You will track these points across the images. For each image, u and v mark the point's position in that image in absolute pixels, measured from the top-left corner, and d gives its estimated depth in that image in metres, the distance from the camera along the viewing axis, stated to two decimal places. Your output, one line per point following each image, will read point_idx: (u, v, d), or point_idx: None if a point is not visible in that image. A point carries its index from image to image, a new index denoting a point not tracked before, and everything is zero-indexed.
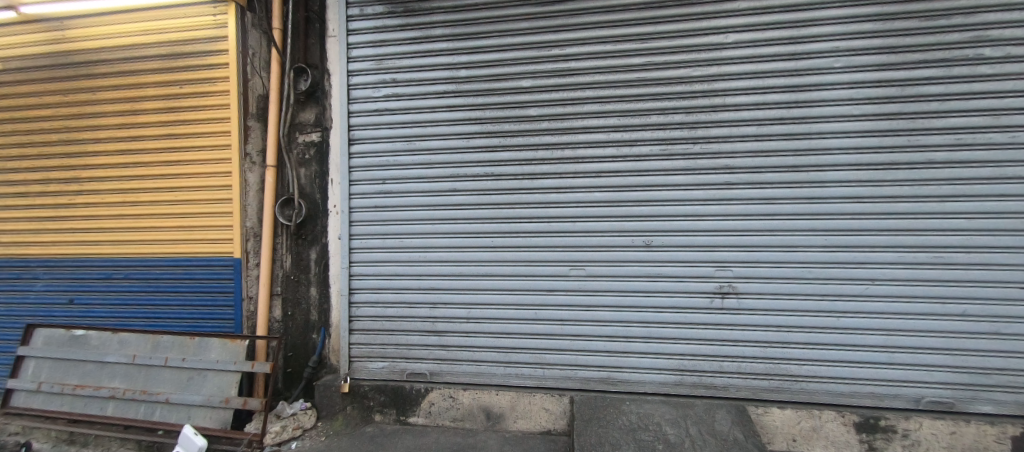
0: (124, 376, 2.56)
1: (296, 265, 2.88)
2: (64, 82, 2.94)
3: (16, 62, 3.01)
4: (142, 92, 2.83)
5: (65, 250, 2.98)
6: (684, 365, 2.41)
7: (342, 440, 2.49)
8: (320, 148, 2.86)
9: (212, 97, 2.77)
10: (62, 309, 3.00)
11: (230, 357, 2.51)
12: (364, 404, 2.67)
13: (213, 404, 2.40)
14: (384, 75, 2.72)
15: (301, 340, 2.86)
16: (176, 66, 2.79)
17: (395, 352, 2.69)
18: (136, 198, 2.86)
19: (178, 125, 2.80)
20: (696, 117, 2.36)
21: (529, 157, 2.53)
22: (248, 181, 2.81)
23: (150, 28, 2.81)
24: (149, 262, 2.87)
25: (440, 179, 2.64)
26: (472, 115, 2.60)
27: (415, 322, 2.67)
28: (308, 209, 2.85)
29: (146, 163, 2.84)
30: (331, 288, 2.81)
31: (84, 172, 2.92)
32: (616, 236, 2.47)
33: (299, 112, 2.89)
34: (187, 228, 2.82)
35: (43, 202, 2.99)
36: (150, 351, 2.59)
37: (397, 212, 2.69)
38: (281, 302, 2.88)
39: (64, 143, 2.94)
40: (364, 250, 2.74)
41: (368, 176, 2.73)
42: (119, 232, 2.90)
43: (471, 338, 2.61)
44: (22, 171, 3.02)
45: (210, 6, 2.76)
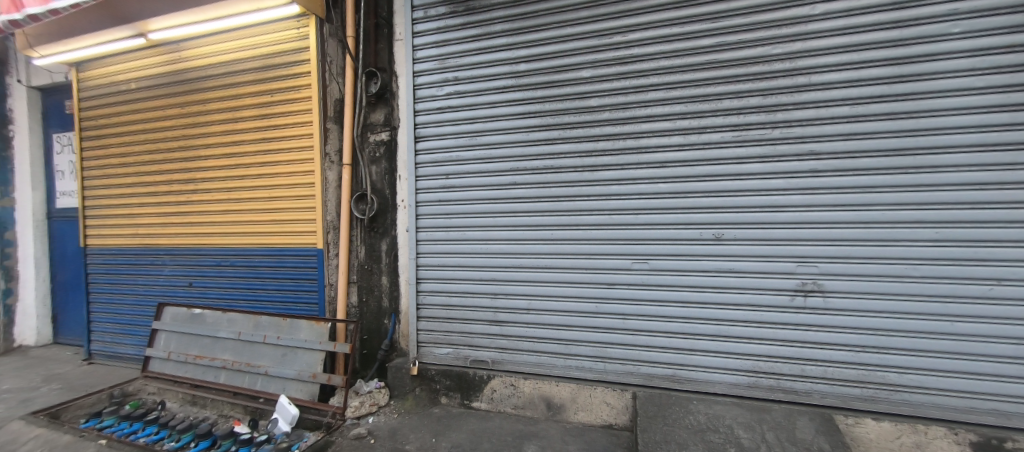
0: (232, 350, 2.96)
1: (369, 256, 3.11)
2: (180, 97, 3.42)
3: (144, 80, 3.55)
4: (241, 102, 3.21)
5: (185, 240, 3.49)
6: (759, 367, 2.26)
7: (412, 418, 2.67)
8: (389, 146, 3.04)
9: (297, 102, 3.07)
10: (184, 291, 3.53)
11: (316, 337, 2.79)
12: (431, 387, 2.85)
13: (303, 378, 2.70)
14: (447, 73, 2.83)
15: (375, 325, 3.09)
16: (268, 77, 3.13)
17: (459, 340, 2.82)
18: (238, 195, 3.27)
19: (270, 130, 3.14)
20: (776, 99, 2.17)
21: (589, 149, 2.50)
22: (328, 179, 3.08)
23: (246, 45, 3.17)
24: (249, 251, 3.27)
25: (500, 173, 2.70)
26: (531, 108, 2.62)
27: (477, 312, 2.77)
28: (380, 204, 3.06)
29: (245, 164, 3.22)
30: (401, 277, 3.01)
31: (198, 173, 3.39)
32: (683, 229, 2.37)
33: (370, 113, 3.10)
34: (279, 222, 3.17)
35: (168, 200, 3.52)
36: (252, 329, 2.96)
37: (460, 205, 2.80)
38: (357, 289, 3.14)
39: (182, 149, 3.43)
40: (430, 242, 2.89)
41: (434, 171, 2.87)
42: (226, 225, 3.34)
43: (531, 328, 2.66)
44: (152, 174, 3.57)
45: (294, 20, 3.05)
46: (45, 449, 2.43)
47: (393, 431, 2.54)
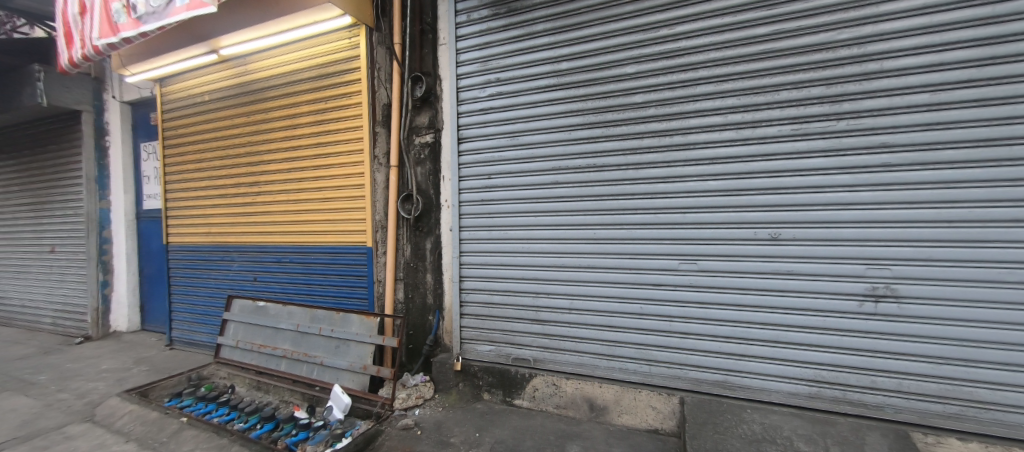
0: (291, 340, 3.18)
1: (415, 254, 3.23)
2: (246, 106, 3.72)
3: (215, 92, 3.90)
4: (298, 109, 3.44)
5: (250, 238, 3.80)
6: (821, 376, 2.11)
7: (456, 412, 2.74)
8: (434, 148, 3.14)
9: (349, 108, 3.24)
10: (249, 285, 3.84)
11: (366, 330, 2.93)
12: (474, 383, 2.91)
13: (354, 369, 2.84)
14: (489, 75, 2.87)
15: (420, 321, 3.21)
16: (322, 85, 3.33)
17: (501, 337, 2.86)
18: (296, 196, 3.51)
19: (325, 135, 3.34)
20: (841, 88, 2.02)
21: (634, 146, 2.44)
22: (376, 180, 3.23)
23: (303, 56, 3.40)
24: (306, 249, 3.51)
25: (542, 172, 2.70)
26: (573, 107, 2.60)
27: (519, 310, 2.80)
28: (425, 204, 3.17)
29: (302, 167, 3.46)
30: (444, 275, 3.10)
31: (261, 177, 3.68)
32: (735, 228, 2.25)
33: (415, 117, 3.21)
34: (332, 222, 3.37)
35: (236, 201, 3.85)
36: (309, 322, 3.17)
37: (502, 205, 2.84)
38: (403, 286, 3.27)
39: (248, 154, 3.74)
40: (473, 241, 2.95)
41: (476, 171, 2.93)
42: (285, 224, 3.60)
43: (573, 328, 2.65)
44: (222, 177, 3.92)
45: (346, 31, 3.23)
46: (136, 423, 2.73)
47: (438, 424, 2.62)
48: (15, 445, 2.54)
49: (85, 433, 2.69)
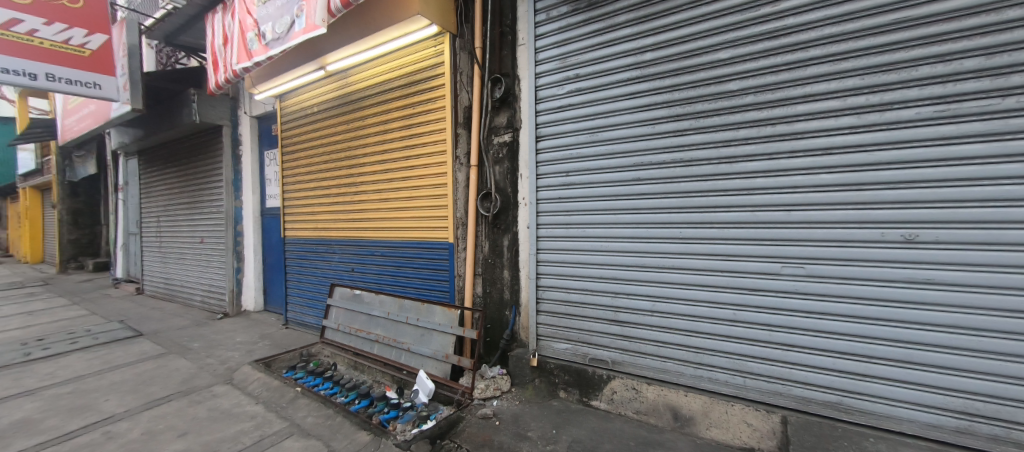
0: (383, 326, 3.50)
1: (493, 251, 3.32)
2: (347, 115, 4.16)
3: (323, 104, 4.42)
4: (390, 116, 3.75)
5: (349, 233, 4.25)
6: (974, 408, 1.75)
7: (533, 407, 2.77)
8: (512, 146, 3.19)
9: (434, 112, 3.45)
10: (348, 275, 4.29)
11: (448, 321, 3.11)
12: (550, 380, 2.91)
13: (437, 357, 3.03)
14: (568, 71, 2.86)
15: (497, 315, 3.29)
16: (410, 92, 3.60)
17: (578, 336, 2.83)
18: (387, 195, 3.84)
19: (412, 138, 3.60)
20: (1007, 57, 1.67)
21: (728, 138, 2.25)
22: (457, 179, 3.40)
23: (395, 66, 3.71)
24: (395, 243, 3.82)
25: (623, 168, 2.62)
26: (658, 98, 2.47)
27: (597, 310, 2.74)
28: (503, 202, 3.24)
29: (393, 168, 3.77)
30: (522, 271, 3.15)
31: (358, 177, 4.09)
32: (855, 228, 1.96)
33: (494, 117, 3.27)
34: (419, 218, 3.62)
35: (338, 199, 4.33)
36: (397, 310, 3.45)
37: (580, 203, 2.80)
38: (481, 280, 3.39)
39: (348, 158, 4.18)
40: (550, 238, 2.96)
41: (554, 169, 2.93)
42: (378, 220, 3.95)
43: (655, 331, 2.52)
44: (327, 179, 4.44)
45: (432, 39, 3.45)
46: (262, 389, 3.21)
47: (516, 417, 2.67)
48: (179, 397, 3.14)
49: (226, 393, 3.23)
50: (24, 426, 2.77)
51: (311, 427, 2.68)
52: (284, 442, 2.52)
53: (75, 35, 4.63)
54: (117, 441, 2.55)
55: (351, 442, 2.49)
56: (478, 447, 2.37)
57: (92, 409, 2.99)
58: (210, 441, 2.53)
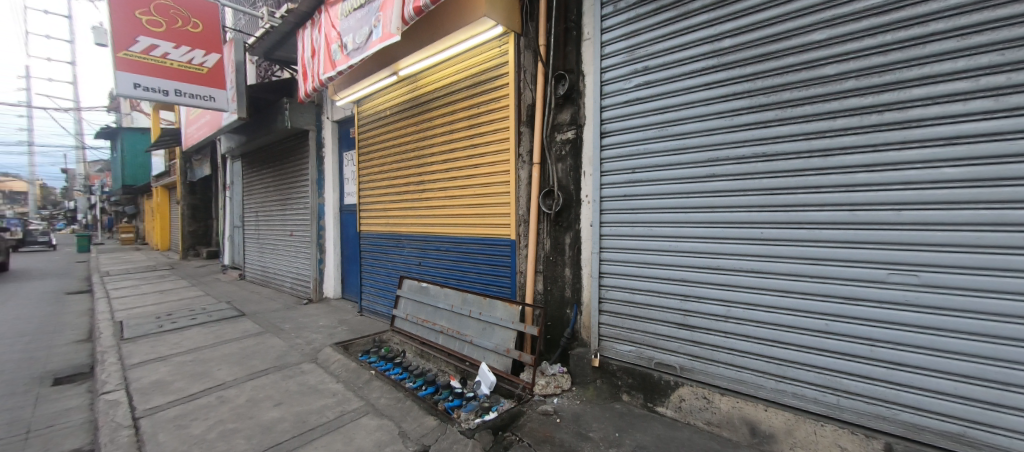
0: (447, 318, 3.65)
1: (554, 248, 3.30)
2: (417, 117, 4.40)
3: (395, 107, 4.72)
4: (456, 117, 3.91)
5: (417, 228, 4.50)
6: None
7: (594, 408, 2.73)
8: (575, 144, 3.14)
9: (498, 111, 3.52)
10: (416, 268, 4.55)
11: (509, 317, 3.16)
12: (613, 382, 2.85)
13: (499, 351, 3.09)
14: (636, 64, 2.76)
15: (558, 313, 3.27)
16: (476, 92, 3.70)
17: (642, 339, 2.73)
18: (453, 192, 4.00)
19: (477, 137, 3.71)
20: None
21: (822, 128, 2.03)
22: (520, 177, 3.43)
23: (462, 68, 3.84)
24: (460, 239, 3.97)
25: (696, 164, 2.47)
26: (737, 88, 2.30)
27: (663, 312, 2.63)
28: (565, 200, 3.21)
29: (458, 167, 3.92)
30: (584, 270, 3.09)
31: (426, 175, 4.32)
32: (985, 232, 1.68)
33: (558, 114, 3.24)
34: (482, 215, 3.73)
35: (408, 196, 4.61)
36: (461, 303, 3.59)
37: (647, 200, 2.70)
38: (542, 278, 3.38)
39: (417, 158, 4.43)
40: (614, 237, 2.88)
41: (619, 166, 2.85)
42: (444, 216, 4.14)
43: (730, 339, 2.35)
44: (398, 177, 4.74)
45: (497, 40, 3.52)
46: (342, 369, 3.53)
47: (576, 416, 2.65)
48: (274, 371, 3.56)
49: (312, 370, 3.60)
50: (160, 386, 3.32)
51: (384, 408, 2.88)
52: (361, 419, 2.74)
53: (196, 55, 5.40)
54: (227, 405, 2.95)
55: (420, 425, 2.63)
56: (540, 443, 2.38)
57: (208, 375, 3.50)
58: (301, 412, 2.84)
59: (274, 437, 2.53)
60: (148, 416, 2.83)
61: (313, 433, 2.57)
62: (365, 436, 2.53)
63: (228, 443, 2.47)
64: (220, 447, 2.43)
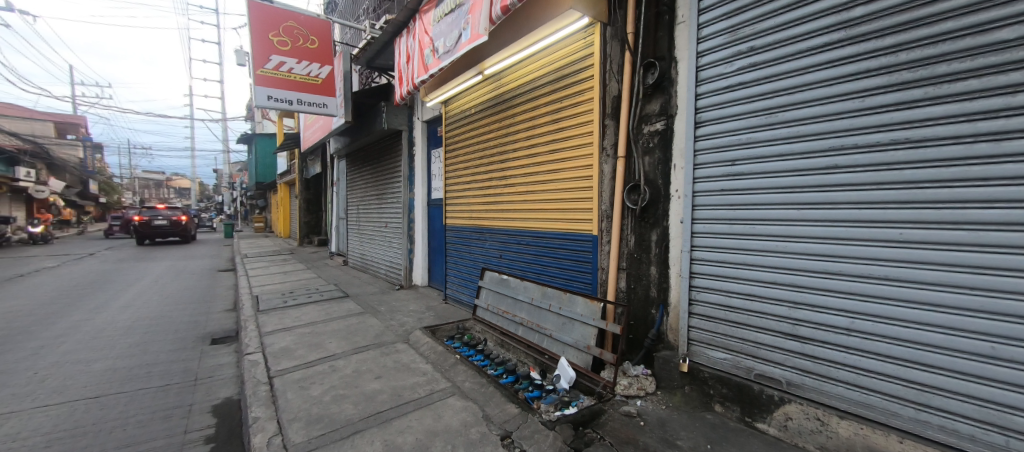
0: (527, 311, 3.72)
1: (639, 246, 3.10)
2: (500, 114, 4.53)
3: (479, 105, 4.92)
4: (539, 112, 3.94)
5: (500, 222, 4.65)
6: None
7: (682, 416, 2.56)
8: (665, 135, 2.91)
9: (582, 104, 3.47)
10: (497, 260, 4.70)
11: (590, 313, 3.10)
12: (704, 391, 2.65)
13: (579, 347, 3.06)
14: (740, 45, 2.49)
15: (642, 313, 3.09)
16: (560, 86, 3.69)
17: (741, 347, 2.49)
18: (535, 187, 4.06)
19: (560, 133, 3.69)
20: None
21: (993, 107, 1.68)
22: (604, 172, 3.33)
23: (546, 62, 3.85)
24: (541, 233, 4.01)
25: (815, 153, 2.16)
26: (872, 63, 1.97)
27: (768, 320, 2.37)
28: (652, 195, 3.00)
29: (540, 162, 3.96)
30: (672, 269, 2.88)
31: (508, 171, 4.44)
32: None
33: (646, 105, 3.03)
34: (564, 210, 3.72)
35: (491, 191, 4.78)
36: (541, 297, 3.63)
37: (749, 195, 2.44)
38: (625, 275, 3.21)
39: (500, 154, 4.56)
40: (708, 235, 2.66)
41: (716, 157, 2.60)
42: (526, 210, 4.22)
43: (855, 356, 2.04)
44: (482, 172, 4.95)
45: (583, 32, 3.46)
46: (431, 351, 3.81)
47: (662, 421, 2.52)
48: (374, 348, 3.98)
49: (404, 350, 3.95)
50: (286, 352, 3.92)
51: (469, 391, 3.05)
52: (449, 399, 2.93)
53: (313, 68, 6.22)
54: (338, 373, 3.38)
55: (502, 411, 2.73)
56: (622, 443, 2.32)
57: (322, 347, 4.04)
58: (398, 386, 3.14)
59: (375, 406, 2.84)
60: (279, 376, 3.37)
61: (407, 407, 2.82)
62: (452, 415, 2.70)
63: (339, 406, 2.83)
64: (333, 409, 2.79)
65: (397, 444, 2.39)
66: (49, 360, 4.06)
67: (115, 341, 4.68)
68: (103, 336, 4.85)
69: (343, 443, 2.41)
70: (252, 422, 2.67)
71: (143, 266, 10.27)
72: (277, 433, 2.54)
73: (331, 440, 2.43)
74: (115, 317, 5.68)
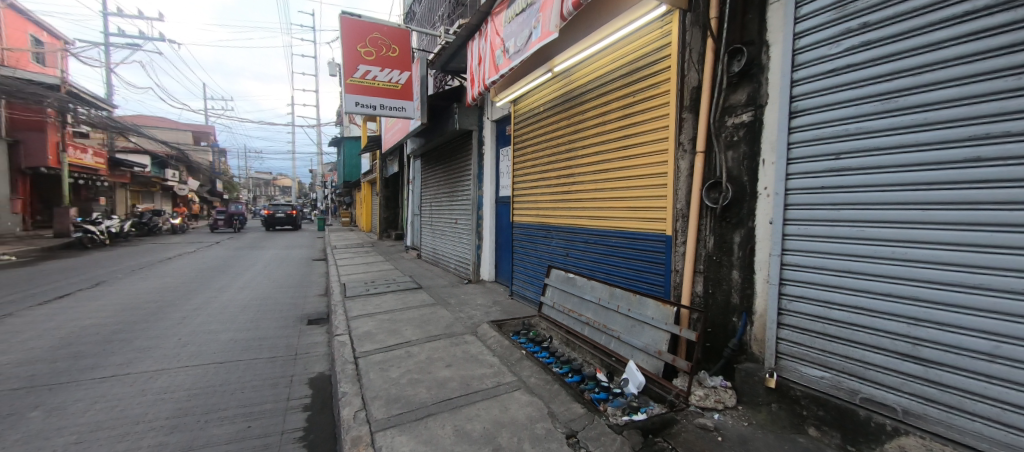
0: (594, 311, 3.65)
1: (719, 247, 2.87)
2: (568, 111, 4.51)
3: (547, 103, 4.94)
4: (609, 108, 3.85)
5: (566, 220, 4.63)
6: None
7: (769, 436, 2.32)
8: (753, 128, 2.64)
9: (657, 98, 3.30)
10: (564, 258, 4.69)
11: (662, 317, 2.94)
12: (794, 410, 2.39)
13: (649, 351, 2.93)
14: (849, 21, 2.18)
15: (721, 320, 2.85)
16: (632, 79, 3.56)
17: (844, 366, 2.19)
18: (603, 185, 3.99)
19: (632, 128, 3.56)
20: None
21: None
22: (680, 168, 3.14)
23: (618, 56, 3.74)
24: (610, 232, 3.92)
25: (952, 143, 1.82)
26: None
27: (879, 337, 2.06)
28: (735, 192, 2.74)
29: (609, 159, 3.87)
30: (758, 274, 2.61)
31: (576, 168, 4.41)
32: None
33: (730, 96, 2.77)
34: (634, 209, 3.59)
35: (558, 189, 4.78)
36: (608, 297, 3.54)
37: (857, 194, 2.14)
38: (703, 279, 2.99)
39: (568, 152, 4.54)
40: (803, 237, 2.38)
41: (816, 150, 2.31)
42: (593, 209, 4.16)
43: (999, 387, 1.70)
44: (549, 170, 4.97)
45: (660, 21, 3.28)
46: (497, 344, 3.92)
47: (743, 439, 2.32)
48: (445, 337, 4.19)
49: (473, 341, 4.11)
50: (369, 336, 4.30)
51: (534, 386, 3.08)
52: (515, 393, 2.99)
53: (394, 75, 6.72)
54: (413, 359, 3.63)
55: (568, 409, 2.72)
56: None
57: (399, 333, 4.36)
58: (467, 375, 3.29)
59: (446, 392, 3.00)
60: (363, 357, 3.71)
61: (476, 396, 2.94)
62: (518, 409, 2.75)
63: (414, 389, 3.04)
64: (408, 392, 3.01)
65: (466, 431, 2.50)
66: (188, 329, 4.91)
67: (235, 316, 5.53)
68: (226, 312, 5.75)
69: (418, 424, 2.58)
70: (342, 396, 2.98)
71: (255, 254, 11.99)
72: (362, 408, 2.80)
73: (407, 420, 2.62)
74: (234, 296, 6.71)
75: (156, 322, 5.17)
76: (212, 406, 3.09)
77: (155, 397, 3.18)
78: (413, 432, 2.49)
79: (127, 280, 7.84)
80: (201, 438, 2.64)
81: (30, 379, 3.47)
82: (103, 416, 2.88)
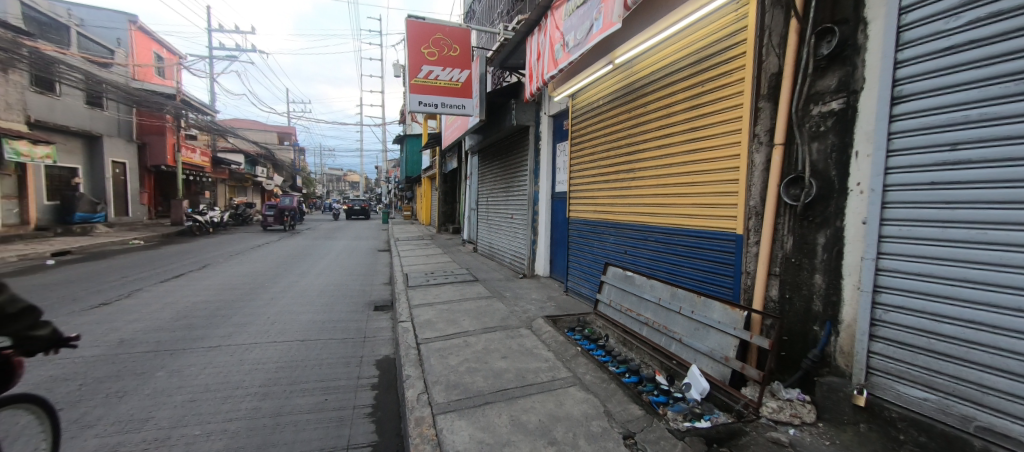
0: (653, 311, 3.53)
1: (798, 249, 2.62)
2: (629, 104, 4.37)
3: (606, 96, 4.82)
4: (675, 99, 3.67)
5: (625, 216, 4.51)
6: None
7: None
8: (844, 116, 2.36)
9: (730, 87, 3.08)
10: (622, 256, 4.58)
11: (731, 321, 2.76)
12: (888, 432, 2.13)
13: (715, 357, 2.76)
14: None
15: (800, 328, 2.61)
16: (702, 68, 3.36)
17: (953, 387, 1.92)
18: (666, 180, 3.82)
19: (701, 120, 3.37)
20: None
21: None
22: (754, 162, 2.90)
23: (686, 44, 3.54)
24: (673, 230, 3.75)
25: None
26: None
27: (1001, 358, 1.76)
28: (820, 189, 2.47)
29: (674, 153, 3.70)
30: (846, 280, 2.34)
31: (636, 163, 4.27)
32: None
33: (817, 82, 2.50)
34: (701, 206, 3.40)
35: (617, 184, 4.67)
36: (669, 298, 3.39)
37: (979, 190, 1.84)
38: (779, 283, 2.76)
39: (628, 146, 4.41)
40: (903, 240, 2.09)
41: (923, 141, 2.02)
42: (654, 206, 4.01)
43: None
44: (607, 165, 4.85)
45: (735, 4, 3.05)
46: (553, 340, 3.94)
47: None
48: (501, 330, 4.29)
49: (528, 335, 4.16)
50: (429, 324, 4.53)
51: (590, 383, 3.06)
52: (570, 388, 2.99)
53: (454, 74, 6.98)
54: (470, 348, 3.77)
55: (625, 410, 2.66)
56: None
57: (457, 323, 4.55)
58: (522, 368, 3.35)
59: (503, 383, 3.08)
60: (424, 343, 3.93)
61: (531, 389, 2.98)
62: (573, 405, 2.75)
63: (471, 378, 3.16)
64: (467, 379, 3.14)
65: (522, 421, 2.55)
66: (275, 309, 5.52)
67: (313, 300, 6.11)
68: (305, 295, 6.38)
69: (476, 410, 2.69)
70: (406, 378, 3.19)
71: (328, 243, 13.13)
72: (424, 391, 2.97)
73: (465, 406, 2.74)
74: (312, 281, 7.40)
75: (249, 302, 5.87)
76: (295, 378, 3.46)
77: (250, 367, 3.62)
78: (470, 417, 2.59)
79: (227, 264, 8.98)
80: (286, 406, 2.97)
81: (157, 344, 4.13)
82: (210, 379, 3.35)
